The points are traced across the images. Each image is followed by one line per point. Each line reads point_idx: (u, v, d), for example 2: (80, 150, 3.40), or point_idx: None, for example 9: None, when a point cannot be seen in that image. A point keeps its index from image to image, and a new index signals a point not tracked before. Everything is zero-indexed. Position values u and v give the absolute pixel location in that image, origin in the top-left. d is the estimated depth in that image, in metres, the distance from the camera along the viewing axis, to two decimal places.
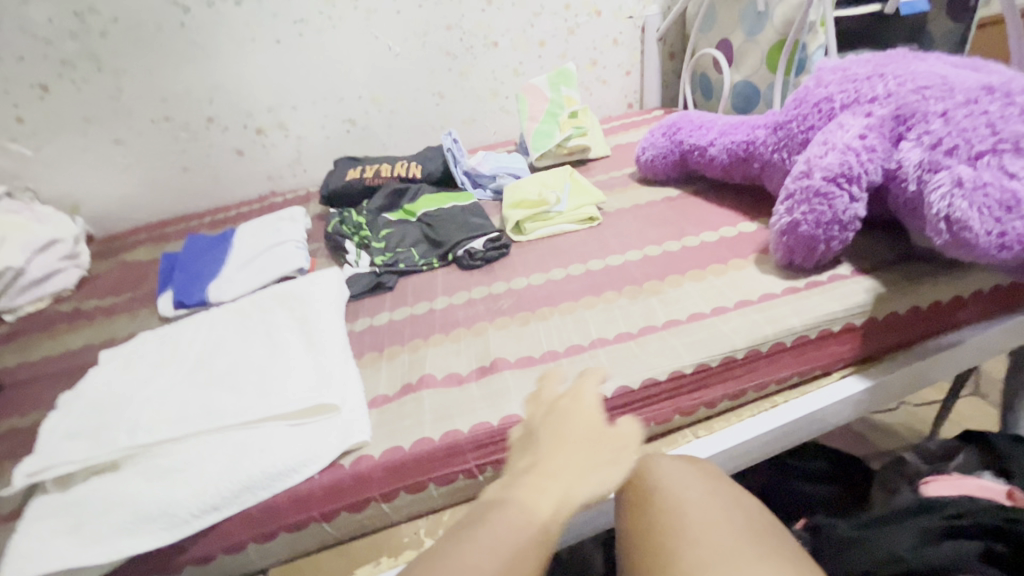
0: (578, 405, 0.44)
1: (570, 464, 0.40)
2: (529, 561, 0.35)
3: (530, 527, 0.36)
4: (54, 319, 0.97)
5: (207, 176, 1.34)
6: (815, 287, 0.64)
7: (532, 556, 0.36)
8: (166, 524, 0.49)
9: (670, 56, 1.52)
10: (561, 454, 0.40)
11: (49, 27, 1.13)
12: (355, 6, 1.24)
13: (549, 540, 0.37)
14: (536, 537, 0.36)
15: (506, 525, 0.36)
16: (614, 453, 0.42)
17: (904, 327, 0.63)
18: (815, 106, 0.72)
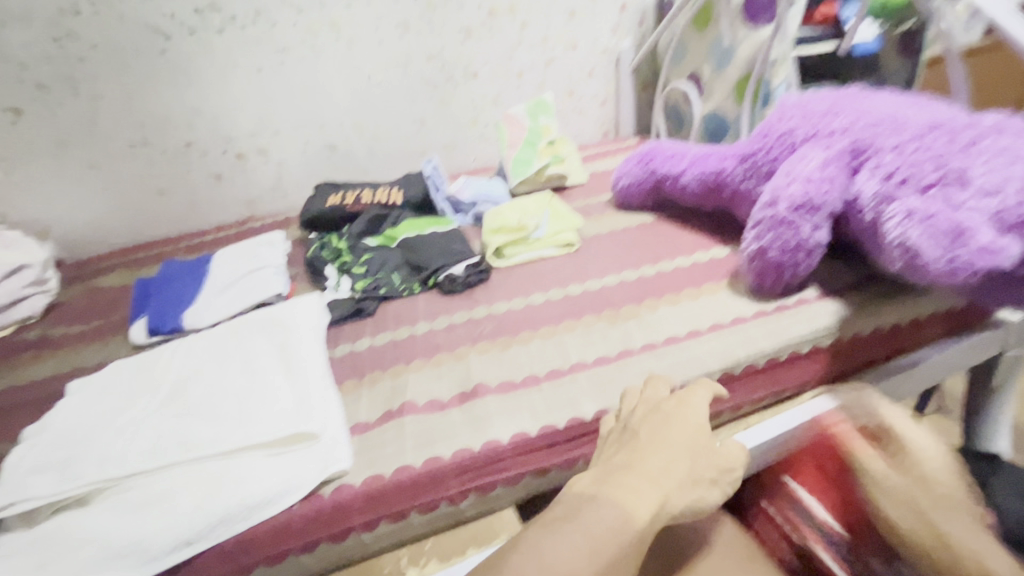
0: (683, 413, 0.48)
1: (668, 467, 0.43)
2: (624, 559, 0.38)
3: (631, 527, 0.39)
4: (19, 346, 0.94)
5: (184, 200, 1.33)
6: (784, 310, 0.67)
7: (626, 555, 0.38)
8: (138, 559, 0.48)
9: (644, 87, 1.59)
10: (659, 455, 0.43)
11: (25, 52, 1.12)
12: (338, 36, 1.26)
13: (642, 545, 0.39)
14: (635, 539, 0.39)
15: (606, 523, 0.39)
16: (711, 470, 0.45)
17: (868, 348, 0.66)
18: (778, 138, 0.76)
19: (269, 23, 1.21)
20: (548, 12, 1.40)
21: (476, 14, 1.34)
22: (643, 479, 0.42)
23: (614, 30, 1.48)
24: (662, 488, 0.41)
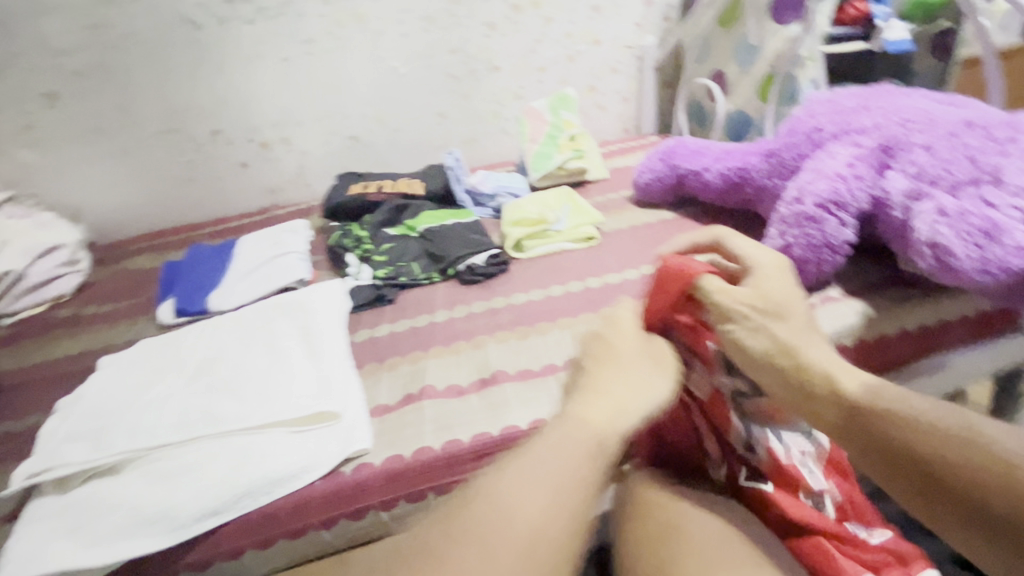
0: (619, 333, 0.54)
1: (613, 379, 0.50)
2: (589, 465, 0.45)
3: (588, 439, 0.46)
4: (52, 323, 0.97)
5: (210, 187, 1.36)
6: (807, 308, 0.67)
7: (593, 456, 0.45)
8: (166, 527, 0.49)
9: (666, 84, 1.58)
10: (605, 374, 0.51)
11: (62, 40, 1.15)
12: (363, 28, 1.28)
13: (608, 443, 0.46)
14: (592, 446, 0.45)
15: (563, 442, 0.46)
16: (654, 368, 0.51)
17: (893, 349, 0.65)
18: (806, 135, 0.76)
19: (295, 13, 1.23)
20: (572, 7, 1.39)
21: (500, 8, 1.34)
22: (597, 399, 0.49)
23: (638, 26, 1.47)
24: (614, 396, 0.49)
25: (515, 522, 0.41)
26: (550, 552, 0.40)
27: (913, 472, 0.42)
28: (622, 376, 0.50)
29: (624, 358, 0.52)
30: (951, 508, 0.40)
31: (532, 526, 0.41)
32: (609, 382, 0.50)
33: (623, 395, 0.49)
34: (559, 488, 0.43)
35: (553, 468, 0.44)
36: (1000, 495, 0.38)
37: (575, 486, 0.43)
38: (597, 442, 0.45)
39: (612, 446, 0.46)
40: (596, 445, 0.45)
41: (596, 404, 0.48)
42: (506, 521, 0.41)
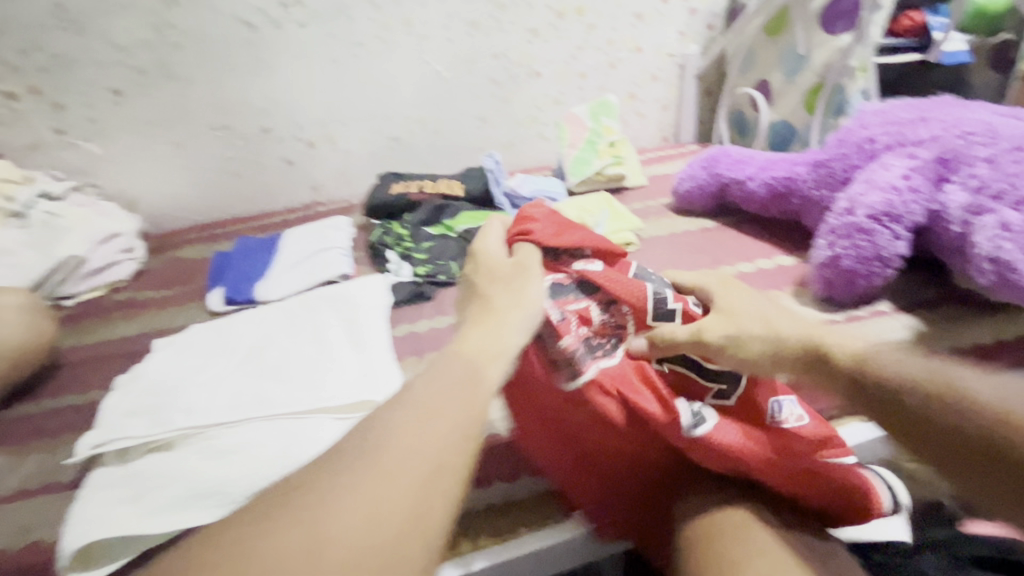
0: (513, 275, 0.57)
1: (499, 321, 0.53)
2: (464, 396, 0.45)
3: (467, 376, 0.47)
4: (109, 306, 1.02)
5: (258, 183, 1.41)
6: (854, 321, 0.64)
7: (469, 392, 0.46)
8: (218, 502, 0.51)
9: (706, 93, 1.56)
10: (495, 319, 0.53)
11: (129, 38, 1.20)
12: (410, 32, 1.31)
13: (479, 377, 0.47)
14: (469, 380, 0.47)
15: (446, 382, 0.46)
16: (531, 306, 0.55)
17: None
18: (857, 146, 0.75)
19: (347, 17, 1.27)
20: (616, 14, 1.40)
21: (544, 15, 1.36)
22: (483, 340, 0.51)
23: (681, 34, 1.47)
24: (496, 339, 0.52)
25: (398, 461, 0.40)
26: (424, 470, 0.40)
27: (939, 442, 0.44)
28: (506, 319, 0.53)
29: (499, 300, 0.55)
30: (963, 447, 0.43)
31: (421, 467, 0.40)
32: (498, 319, 0.53)
33: (511, 332, 0.53)
34: (436, 422, 0.42)
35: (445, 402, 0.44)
36: (985, 415, 0.43)
37: (459, 418, 0.43)
38: (477, 372, 0.47)
39: (486, 379, 0.48)
40: (480, 377, 0.48)
41: (479, 337, 0.51)
42: (393, 464, 0.39)
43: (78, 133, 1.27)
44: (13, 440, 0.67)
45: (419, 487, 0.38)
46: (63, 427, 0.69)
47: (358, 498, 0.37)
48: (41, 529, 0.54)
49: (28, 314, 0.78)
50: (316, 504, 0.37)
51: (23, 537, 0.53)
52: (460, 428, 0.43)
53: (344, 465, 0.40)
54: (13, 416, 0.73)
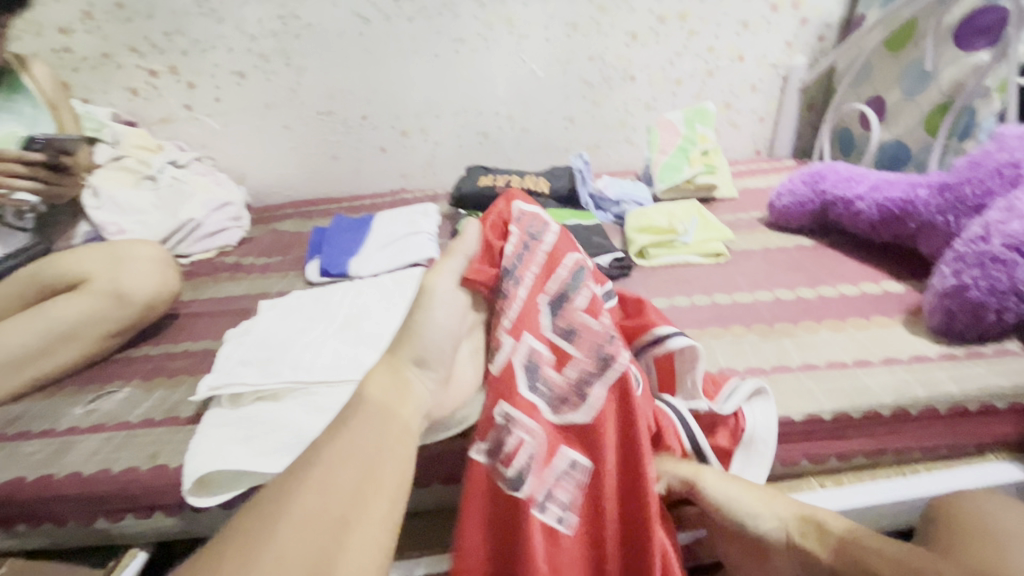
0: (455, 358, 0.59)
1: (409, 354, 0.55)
2: (393, 426, 0.49)
3: (385, 413, 0.50)
4: (219, 267, 1.12)
5: (352, 167, 1.49)
6: (976, 358, 0.62)
7: (391, 428, 0.49)
8: None
9: (808, 107, 1.49)
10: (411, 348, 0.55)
11: (257, 26, 1.30)
12: (510, 31, 1.33)
13: (394, 415, 0.50)
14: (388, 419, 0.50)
15: (366, 420, 0.49)
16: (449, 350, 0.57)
17: None
18: (995, 170, 0.69)
19: (453, 14, 1.30)
20: (720, 21, 1.36)
21: (646, 19, 1.34)
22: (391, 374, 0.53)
23: (788, 44, 1.41)
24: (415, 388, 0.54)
25: (322, 489, 0.44)
26: (358, 481, 0.45)
27: None
28: (401, 366, 0.54)
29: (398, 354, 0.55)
30: None
31: (351, 478, 0.45)
32: (409, 385, 0.53)
33: (417, 382, 0.54)
34: (363, 446, 0.47)
35: (367, 443, 0.47)
36: None
37: (397, 461, 0.48)
38: (391, 414, 0.50)
39: (394, 407, 0.51)
40: (391, 418, 0.50)
41: (382, 387, 0.52)
42: (341, 491, 0.44)
43: (204, 109, 1.40)
44: (141, 374, 0.78)
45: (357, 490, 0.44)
46: (186, 368, 0.78)
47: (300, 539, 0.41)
48: (164, 455, 0.63)
49: (159, 266, 0.86)
50: (263, 547, 0.40)
51: (151, 460, 0.62)
52: (382, 453, 0.47)
53: (300, 487, 0.44)
54: (142, 354, 0.83)
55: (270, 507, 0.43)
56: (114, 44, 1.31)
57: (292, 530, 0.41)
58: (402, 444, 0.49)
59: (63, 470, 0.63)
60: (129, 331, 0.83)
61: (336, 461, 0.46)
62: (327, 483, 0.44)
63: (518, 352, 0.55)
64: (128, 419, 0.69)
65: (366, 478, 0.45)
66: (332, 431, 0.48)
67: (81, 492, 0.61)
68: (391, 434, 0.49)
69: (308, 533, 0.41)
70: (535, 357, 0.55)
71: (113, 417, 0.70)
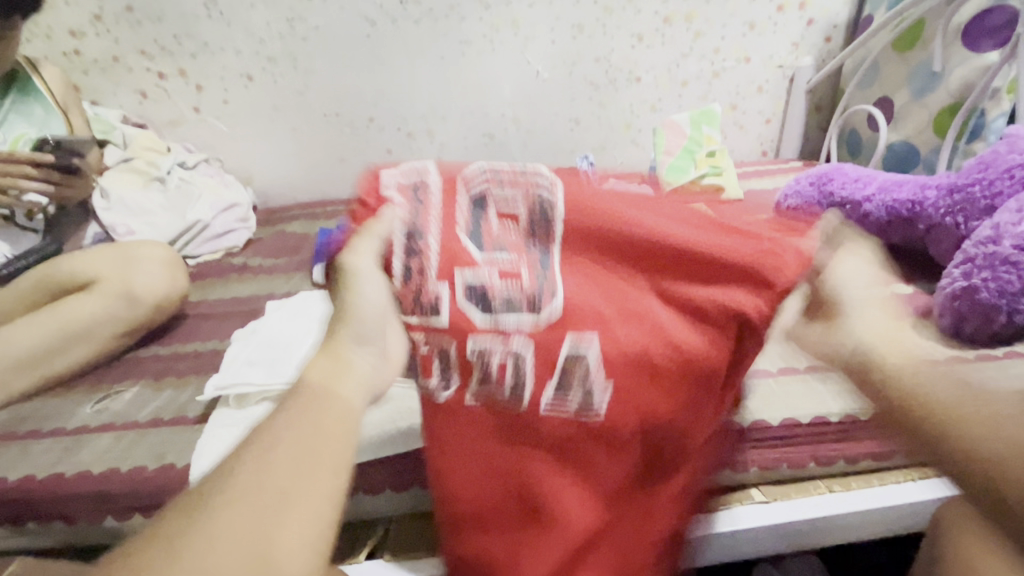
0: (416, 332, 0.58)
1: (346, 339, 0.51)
2: (328, 415, 0.45)
3: (320, 401, 0.46)
4: (226, 268, 1.13)
5: (358, 169, 1.50)
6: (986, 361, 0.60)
7: (327, 416, 0.45)
8: None
9: (815, 108, 1.49)
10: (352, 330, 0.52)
11: (265, 29, 1.31)
12: (516, 33, 1.33)
13: (329, 400, 0.46)
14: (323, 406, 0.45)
15: (303, 409, 0.45)
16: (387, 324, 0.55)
17: None
18: (1005, 172, 0.69)
19: (459, 16, 1.31)
20: (726, 22, 1.36)
21: (652, 21, 1.34)
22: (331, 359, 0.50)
23: (795, 45, 1.40)
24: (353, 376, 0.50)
25: (252, 488, 0.39)
26: (290, 476, 0.40)
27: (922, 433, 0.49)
28: (340, 347, 0.51)
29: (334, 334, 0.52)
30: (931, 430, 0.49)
31: (284, 474, 0.40)
32: (345, 362, 0.50)
33: (355, 362, 0.51)
34: (298, 436, 0.43)
35: (310, 438, 0.43)
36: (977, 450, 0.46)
37: (334, 448, 0.43)
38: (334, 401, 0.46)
39: (330, 395, 0.47)
40: (326, 406, 0.45)
41: (319, 374, 0.48)
42: (270, 500, 0.39)
43: (211, 111, 1.41)
44: (149, 374, 0.78)
45: (291, 485, 0.40)
46: (194, 369, 0.79)
47: (227, 542, 0.36)
48: (172, 455, 0.63)
49: (167, 267, 0.87)
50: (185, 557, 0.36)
51: (159, 459, 0.63)
52: (329, 446, 0.43)
53: (225, 497, 0.39)
54: (150, 355, 0.83)
55: (197, 518, 0.38)
56: (123, 47, 1.32)
57: (215, 535, 0.37)
58: (341, 429, 0.45)
59: (72, 468, 0.63)
60: (137, 331, 0.84)
61: (272, 455, 0.41)
62: (256, 489, 0.39)
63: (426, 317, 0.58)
64: (136, 419, 0.70)
65: (298, 473, 0.41)
66: (263, 426, 0.44)
67: (90, 491, 0.62)
68: (329, 427, 0.44)
69: (236, 538, 0.37)
70: (477, 287, 0.57)
71: (122, 416, 0.71)
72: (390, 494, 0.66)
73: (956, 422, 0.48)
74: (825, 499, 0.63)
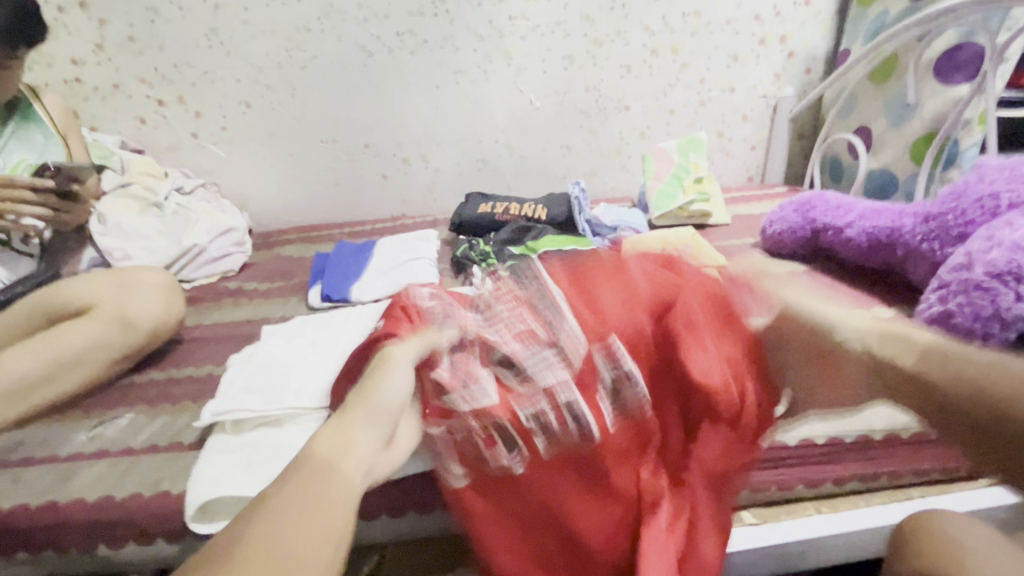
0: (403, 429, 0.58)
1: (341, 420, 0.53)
2: (331, 493, 0.47)
3: (326, 478, 0.48)
4: (222, 293, 1.14)
5: (353, 193, 1.53)
6: None
7: (328, 493, 0.47)
8: None
9: (798, 136, 1.54)
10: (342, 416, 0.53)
11: (264, 58, 1.34)
12: (509, 64, 1.38)
13: (333, 484, 0.48)
14: (325, 484, 0.48)
15: (305, 487, 0.47)
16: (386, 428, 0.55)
17: None
18: (976, 202, 0.72)
19: (453, 47, 1.35)
20: (711, 54, 1.41)
21: (640, 52, 1.39)
22: (332, 435, 0.51)
23: (777, 76, 1.46)
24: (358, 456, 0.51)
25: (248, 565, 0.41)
26: (292, 548, 0.43)
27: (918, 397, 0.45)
28: (353, 425, 0.52)
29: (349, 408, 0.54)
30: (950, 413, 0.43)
31: (287, 548, 0.43)
32: (351, 439, 0.51)
33: (362, 441, 0.52)
34: (304, 514, 0.45)
35: (319, 506, 0.46)
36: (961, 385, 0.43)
37: (335, 519, 0.46)
38: (339, 480, 0.48)
39: (334, 478, 0.48)
40: (332, 483, 0.48)
41: (326, 450, 0.50)
42: (271, 562, 0.42)
43: (210, 137, 1.43)
44: (145, 400, 0.79)
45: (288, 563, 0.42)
46: (189, 394, 0.79)
47: None
48: (167, 482, 0.63)
49: (164, 292, 0.88)
50: None
51: (154, 486, 0.63)
52: (331, 522, 0.45)
53: (239, 556, 0.42)
54: (145, 380, 0.84)
55: (211, 570, 0.41)
56: (124, 75, 1.35)
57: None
58: (339, 510, 0.47)
59: (66, 496, 0.63)
60: (132, 357, 0.84)
61: (280, 523, 0.44)
62: (262, 552, 0.42)
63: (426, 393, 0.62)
64: (131, 445, 0.70)
65: (298, 553, 0.43)
66: (266, 500, 0.46)
67: (84, 519, 0.61)
68: (329, 497, 0.47)
69: None
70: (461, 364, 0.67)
71: (116, 443, 0.71)
72: (386, 520, 0.67)
73: (969, 388, 0.42)
74: (816, 521, 0.64)
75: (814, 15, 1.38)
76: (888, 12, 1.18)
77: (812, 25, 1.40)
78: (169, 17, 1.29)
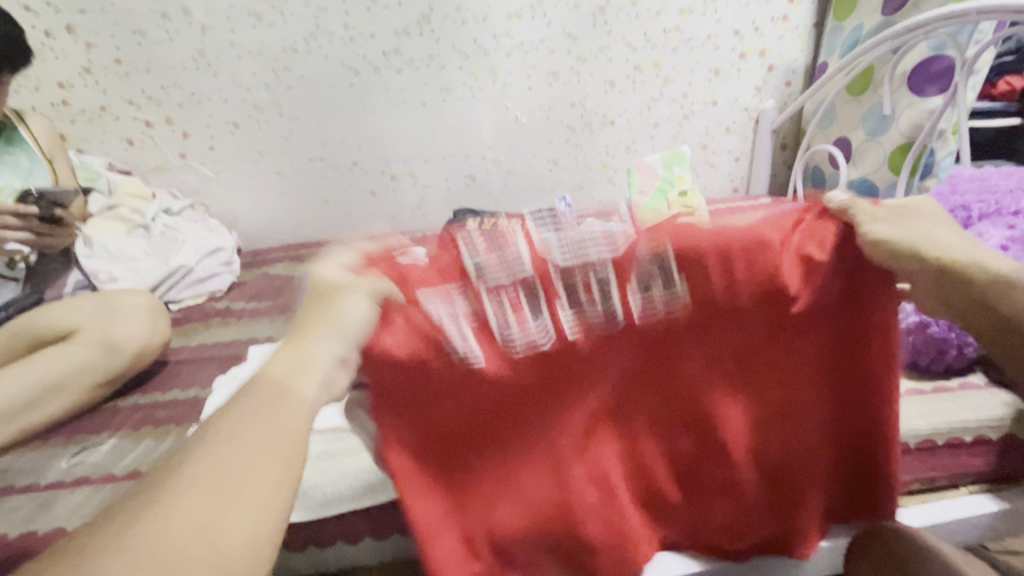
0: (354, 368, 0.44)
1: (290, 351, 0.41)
2: (290, 429, 0.37)
3: (283, 401, 0.38)
4: (209, 313, 1.13)
5: (342, 210, 1.53)
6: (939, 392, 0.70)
7: (284, 420, 0.37)
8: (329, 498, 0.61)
9: (780, 146, 1.57)
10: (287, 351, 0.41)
11: (251, 79, 1.35)
12: (494, 81, 1.40)
13: (286, 417, 0.37)
14: (285, 420, 0.37)
15: (260, 414, 0.37)
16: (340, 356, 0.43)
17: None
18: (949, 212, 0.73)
19: (439, 66, 1.37)
20: (693, 69, 1.44)
21: (623, 68, 1.42)
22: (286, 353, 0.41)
23: (758, 89, 1.48)
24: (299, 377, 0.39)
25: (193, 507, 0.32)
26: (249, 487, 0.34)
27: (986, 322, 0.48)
28: (306, 345, 0.41)
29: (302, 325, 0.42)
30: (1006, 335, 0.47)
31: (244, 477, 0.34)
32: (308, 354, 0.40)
33: (322, 355, 0.41)
34: (261, 444, 0.36)
35: (248, 445, 0.35)
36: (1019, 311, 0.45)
37: (289, 444, 0.36)
38: (289, 398, 0.38)
39: (290, 402, 0.38)
40: (288, 402, 0.38)
41: (280, 369, 0.40)
42: (169, 552, 0.30)
43: (197, 157, 1.43)
44: (129, 425, 0.78)
45: (244, 496, 0.33)
46: (175, 418, 0.79)
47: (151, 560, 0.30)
48: None
49: (148, 314, 0.88)
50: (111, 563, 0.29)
51: None
52: (276, 450, 0.36)
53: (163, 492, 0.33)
54: (130, 404, 0.83)
55: (76, 556, 0.30)
56: (111, 98, 1.35)
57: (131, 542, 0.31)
58: (290, 442, 0.37)
59: (46, 526, 0.62)
60: (116, 381, 0.84)
61: (181, 490, 0.33)
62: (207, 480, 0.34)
63: (450, 310, 0.45)
64: (113, 471, 0.69)
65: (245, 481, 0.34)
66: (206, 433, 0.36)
67: None
68: (284, 422, 0.37)
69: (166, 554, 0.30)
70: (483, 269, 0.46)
71: (98, 469, 0.70)
72: (395, 540, 0.66)
73: None
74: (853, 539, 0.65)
75: (791, 29, 1.41)
76: (862, 27, 1.21)
77: (790, 39, 1.43)
78: (156, 39, 1.30)
